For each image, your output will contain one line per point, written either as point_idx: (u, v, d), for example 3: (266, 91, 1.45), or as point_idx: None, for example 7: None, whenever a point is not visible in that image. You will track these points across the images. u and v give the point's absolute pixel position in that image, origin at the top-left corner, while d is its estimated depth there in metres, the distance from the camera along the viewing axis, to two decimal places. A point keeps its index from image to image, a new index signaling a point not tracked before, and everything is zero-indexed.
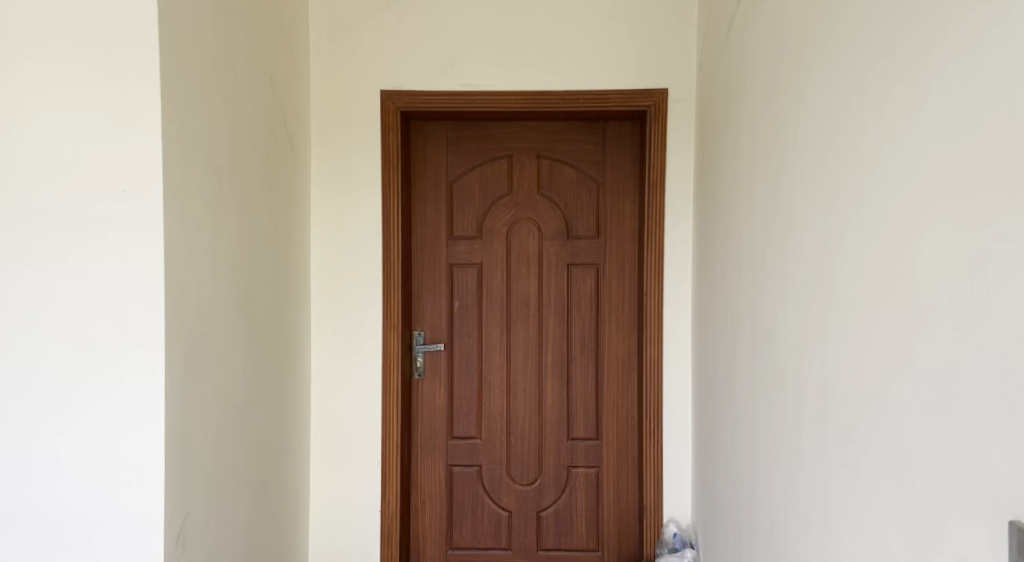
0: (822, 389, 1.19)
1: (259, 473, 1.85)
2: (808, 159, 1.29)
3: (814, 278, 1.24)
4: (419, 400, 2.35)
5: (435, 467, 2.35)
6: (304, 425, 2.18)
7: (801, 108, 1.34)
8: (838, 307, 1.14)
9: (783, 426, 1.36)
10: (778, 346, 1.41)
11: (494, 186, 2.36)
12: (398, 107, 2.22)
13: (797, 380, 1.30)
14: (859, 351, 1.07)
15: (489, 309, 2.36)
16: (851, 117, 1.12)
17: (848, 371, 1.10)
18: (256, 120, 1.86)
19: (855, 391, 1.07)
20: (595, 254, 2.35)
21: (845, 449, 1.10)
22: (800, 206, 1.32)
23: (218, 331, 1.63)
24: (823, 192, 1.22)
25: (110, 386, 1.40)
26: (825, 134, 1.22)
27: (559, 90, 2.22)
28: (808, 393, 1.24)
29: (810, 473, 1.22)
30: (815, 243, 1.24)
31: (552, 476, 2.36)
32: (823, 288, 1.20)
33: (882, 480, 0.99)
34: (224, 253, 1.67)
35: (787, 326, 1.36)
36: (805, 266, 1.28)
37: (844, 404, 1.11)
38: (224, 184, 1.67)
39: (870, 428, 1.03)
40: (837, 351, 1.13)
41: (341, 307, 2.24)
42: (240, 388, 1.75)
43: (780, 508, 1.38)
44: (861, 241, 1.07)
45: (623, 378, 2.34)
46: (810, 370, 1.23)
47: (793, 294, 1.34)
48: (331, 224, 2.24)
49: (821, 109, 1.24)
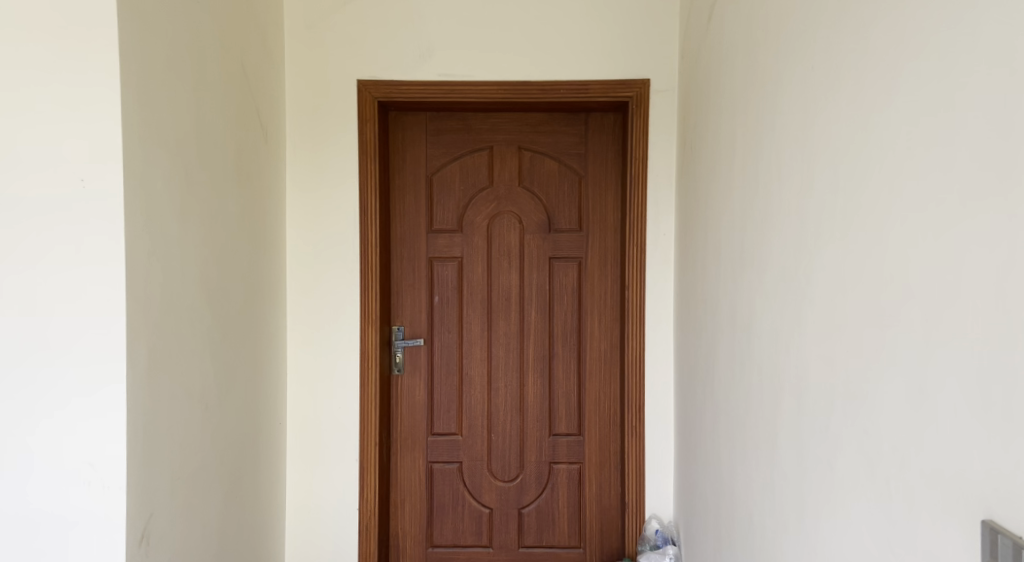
0: (798, 385, 1.16)
1: (232, 470, 1.82)
2: (786, 149, 1.26)
3: (790, 271, 1.21)
4: (398, 396, 2.31)
5: (414, 465, 2.32)
6: (281, 422, 2.14)
7: (779, 96, 1.30)
8: (815, 300, 1.10)
9: (761, 422, 1.34)
10: (755, 339, 1.38)
11: (475, 178, 2.32)
12: (375, 97, 2.18)
13: (774, 375, 1.27)
14: (834, 343, 1.04)
15: (469, 302, 2.32)
16: (827, 105, 1.09)
17: (823, 366, 1.07)
18: (226, 109, 1.80)
19: (831, 385, 1.04)
20: (577, 248, 2.31)
21: (820, 445, 1.07)
22: (777, 198, 1.29)
23: (184, 327, 1.58)
24: (799, 183, 1.19)
25: (80, 385, 1.35)
26: (802, 123, 1.19)
27: (539, 80, 2.17)
28: (785, 389, 1.22)
29: (787, 469, 1.20)
30: (792, 235, 1.21)
31: (533, 472, 2.33)
32: (799, 281, 1.17)
33: (857, 478, 0.96)
34: (191, 248, 1.62)
35: (764, 320, 1.33)
36: (782, 259, 1.26)
37: (820, 400, 1.08)
38: (191, 177, 1.62)
39: (845, 424, 1.00)
40: (813, 344, 1.11)
41: (318, 301, 2.19)
42: (211, 386, 1.71)
43: (758, 506, 1.35)
44: (837, 230, 1.04)
45: (606, 372, 2.31)
46: (787, 364, 1.21)
47: (770, 287, 1.31)
48: (308, 217, 2.19)
49: (798, 97, 1.21)
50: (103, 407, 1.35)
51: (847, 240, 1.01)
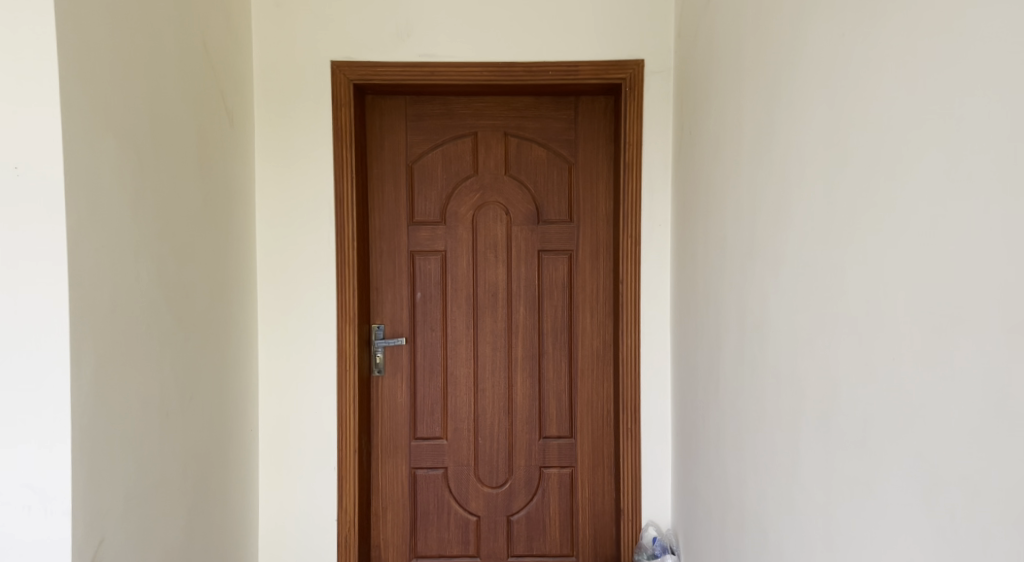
0: (825, 392, 1.05)
1: (196, 486, 1.67)
2: (804, 130, 1.14)
3: (813, 267, 1.10)
4: (379, 399, 2.18)
5: (397, 471, 2.18)
6: (252, 430, 2.00)
7: (796, 70, 1.18)
8: (847, 297, 0.99)
9: (777, 430, 1.23)
10: (769, 338, 1.27)
11: (458, 166, 2.18)
12: (350, 79, 2.03)
13: (794, 380, 1.16)
14: (872, 346, 0.92)
15: (454, 298, 2.19)
16: (855, 79, 0.98)
17: (857, 373, 0.96)
18: (184, 89, 1.65)
19: (870, 394, 0.92)
20: (567, 240, 2.18)
21: (856, 460, 0.96)
22: (795, 184, 1.17)
23: (138, 330, 1.44)
24: (822, 166, 1.07)
25: (24, 407, 1.20)
26: (824, 100, 1.07)
27: (526, 62, 2.04)
28: (808, 397, 1.10)
29: (812, 485, 1.08)
30: (813, 224, 1.10)
31: (523, 478, 2.21)
32: (825, 276, 1.05)
33: (905, 503, 0.84)
34: (146, 241, 1.47)
35: (780, 319, 1.22)
36: (801, 252, 1.14)
37: (855, 410, 0.96)
38: (144, 163, 1.47)
39: (888, 440, 0.88)
40: (843, 347, 0.99)
41: (291, 300, 2.05)
42: (171, 394, 1.56)
43: (774, 521, 1.24)
44: (874, 219, 0.92)
45: (599, 371, 2.19)
46: (810, 368, 1.09)
47: (786, 283, 1.19)
48: (279, 209, 2.04)
49: (818, 71, 1.09)
50: (49, 429, 1.21)
51: (886, 231, 0.89)
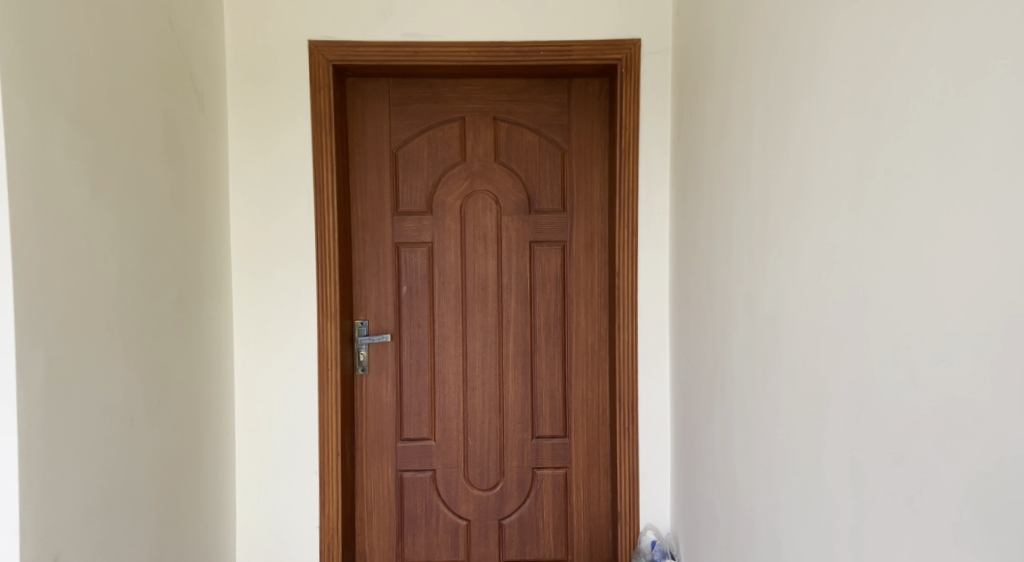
0: (867, 393, 0.95)
1: (166, 494, 1.56)
2: (838, 107, 1.04)
3: (848, 257, 1.01)
4: (363, 399, 2.07)
5: (383, 474, 2.08)
6: (227, 433, 1.89)
7: (824, 43, 1.08)
8: (897, 290, 0.89)
9: (804, 434, 1.14)
10: (793, 335, 1.18)
11: (445, 153, 2.07)
12: (329, 60, 1.91)
13: (827, 380, 1.06)
14: (927, 344, 0.84)
15: (441, 293, 2.08)
16: (904, 50, 0.88)
17: (905, 374, 0.87)
18: (148, 67, 1.52)
19: (927, 398, 0.83)
20: (560, 230, 2.08)
21: (904, 469, 0.87)
22: (824, 168, 1.07)
23: (99, 330, 1.32)
24: (862, 145, 0.97)
25: None
26: (864, 74, 0.97)
27: (517, 41, 1.93)
28: (847, 399, 1.01)
29: (849, 494, 1.00)
30: (848, 212, 1.01)
31: (514, 479, 2.11)
32: (868, 266, 0.96)
33: (967, 518, 0.77)
34: (107, 233, 1.36)
35: (808, 314, 1.13)
36: (833, 242, 1.05)
37: (906, 415, 0.87)
38: (100, 155, 1.34)
39: (955, 452, 0.79)
40: (889, 346, 0.91)
41: (268, 296, 1.93)
42: (137, 396, 1.45)
43: (799, 532, 1.15)
44: (936, 202, 0.82)
45: (594, 368, 2.09)
46: (847, 368, 1.01)
47: (815, 274, 1.10)
48: (255, 199, 1.92)
49: (852, 43, 1.00)
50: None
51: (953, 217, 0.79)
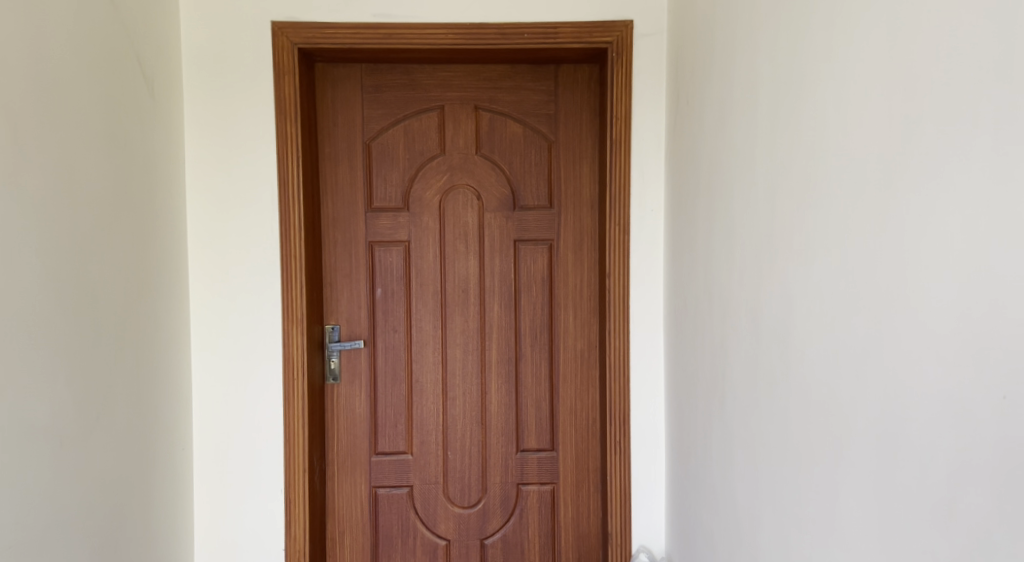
0: (900, 423, 0.81)
1: (109, 518, 1.41)
2: (862, 84, 0.89)
3: (874, 264, 0.86)
4: (334, 410, 1.92)
5: (356, 491, 1.93)
6: (183, 448, 1.73)
7: (845, 10, 0.93)
8: (944, 298, 0.75)
9: (819, 463, 1.00)
10: (806, 349, 1.03)
11: (423, 145, 1.92)
12: (295, 43, 1.76)
13: (850, 404, 0.92)
14: (975, 368, 0.70)
15: (419, 296, 1.93)
16: (945, 15, 0.74)
17: (948, 403, 0.74)
18: (87, 47, 1.37)
19: (982, 433, 0.69)
20: (547, 228, 1.93)
21: (948, 514, 0.74)
22: (844, 157, 0.93)
23: (25, 341, 1.16)
24: (893, 129, 0.83)
25: None
26: (892, 45, 0.83)
27: (500, 23, 1.78)
28: (875, 428, 0.86)
29: (877, 538, 0.86)
30: (875, 210, 0.86)
31: (498, 496, 1.97)
32: (903, 271, 0.81)
33: None
34: (35, 231, 1.20)
35: (824, 326, 0.98)
36: (856, 245, 0.90)
37: (949, 452, 0.74)
38: (19, 143, 1.16)
39: (1022, 501, 0.64)
40: (926, 369, 0.77)
41: (228, 300, 1.78)
42: (72, 414, 1.29)
43: None
44: (992, 195, 0.68)
45: (583, 377, 1.94)
46: (873, 391, 0.87)
47: (832, 280, 0.96)
48: (212, 195, 1.77)
49: (879, 9, 0.85)
50: None
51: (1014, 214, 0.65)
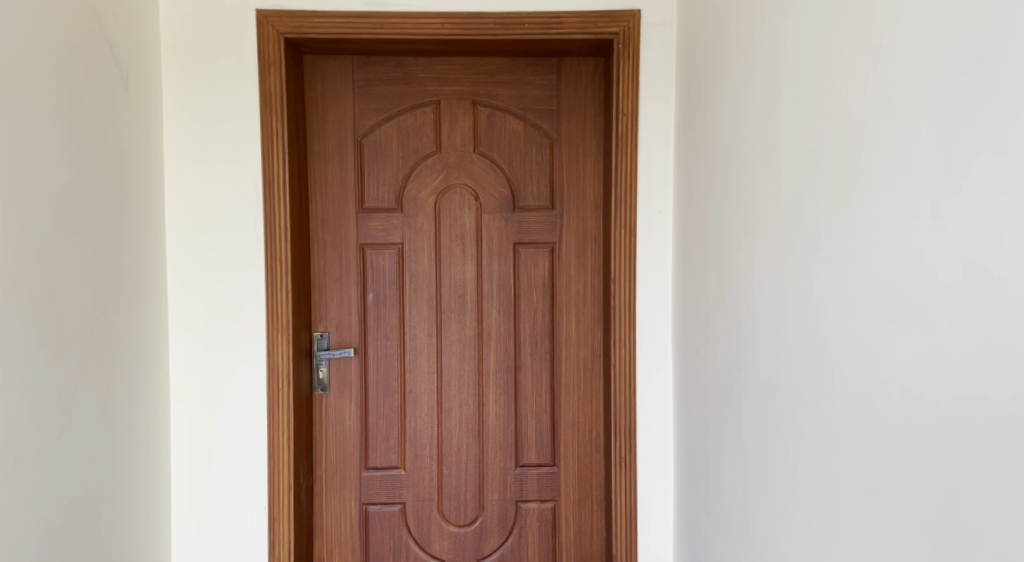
0: (951, 453, 0.71)
1: (72, 544, 1.29)
2: (903, 66, 0.78)
3: (918, 272, 0.76)
4: (322, 422, 1.81)
5: (345, 509, 1.82)
6: (159, 463, 1.63)
7: None
8: (1007, 312, 0.64)
9: (851, 492, 0.89)
10: (835, 365, 0.92)
11: (418, 142, 1.82)
12: (281, 33, 1.66)
13: (888, 429, 0.81)
14: None
15: (413, 301, 1.83)
16: None
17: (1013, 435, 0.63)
18: (52, 31, 1.26)
19: None
20: (548, 231, 1.83)
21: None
22: (881, 151, 0.83)
23: None
24: (943, 117, 0.72)
25: None
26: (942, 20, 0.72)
27: (499, 13, 1.68)
28: (921, 458, 0.75)
29: None
30: (919, 209, 0.76)
31: (496, 513, 1.86)
32: (956, 279, 0.70)
33: None
34: None
35: (855, 340, 0.88)
36: (896, 250, 0.80)
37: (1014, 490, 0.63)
38: None
39: None
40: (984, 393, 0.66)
41: (208, 305, 1.68)
42: (30, 430, 1.18)
43: None
44: None
45: (586, 387, 1.84)
46: (917, 416, 0.76)
47: (866, 288, 0.85)
48: (192, 193, 1.67)
49: None
50: None
51: None
